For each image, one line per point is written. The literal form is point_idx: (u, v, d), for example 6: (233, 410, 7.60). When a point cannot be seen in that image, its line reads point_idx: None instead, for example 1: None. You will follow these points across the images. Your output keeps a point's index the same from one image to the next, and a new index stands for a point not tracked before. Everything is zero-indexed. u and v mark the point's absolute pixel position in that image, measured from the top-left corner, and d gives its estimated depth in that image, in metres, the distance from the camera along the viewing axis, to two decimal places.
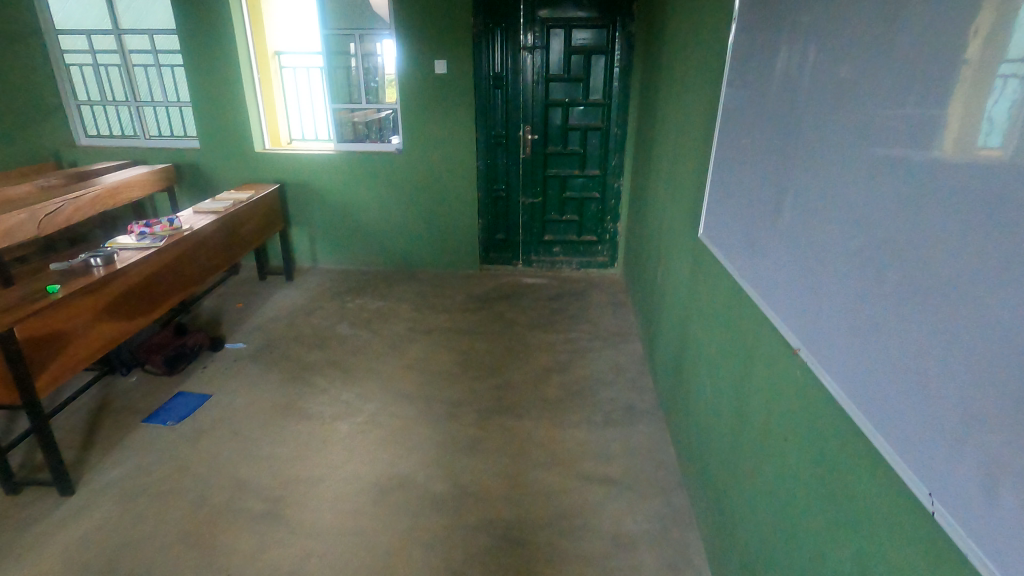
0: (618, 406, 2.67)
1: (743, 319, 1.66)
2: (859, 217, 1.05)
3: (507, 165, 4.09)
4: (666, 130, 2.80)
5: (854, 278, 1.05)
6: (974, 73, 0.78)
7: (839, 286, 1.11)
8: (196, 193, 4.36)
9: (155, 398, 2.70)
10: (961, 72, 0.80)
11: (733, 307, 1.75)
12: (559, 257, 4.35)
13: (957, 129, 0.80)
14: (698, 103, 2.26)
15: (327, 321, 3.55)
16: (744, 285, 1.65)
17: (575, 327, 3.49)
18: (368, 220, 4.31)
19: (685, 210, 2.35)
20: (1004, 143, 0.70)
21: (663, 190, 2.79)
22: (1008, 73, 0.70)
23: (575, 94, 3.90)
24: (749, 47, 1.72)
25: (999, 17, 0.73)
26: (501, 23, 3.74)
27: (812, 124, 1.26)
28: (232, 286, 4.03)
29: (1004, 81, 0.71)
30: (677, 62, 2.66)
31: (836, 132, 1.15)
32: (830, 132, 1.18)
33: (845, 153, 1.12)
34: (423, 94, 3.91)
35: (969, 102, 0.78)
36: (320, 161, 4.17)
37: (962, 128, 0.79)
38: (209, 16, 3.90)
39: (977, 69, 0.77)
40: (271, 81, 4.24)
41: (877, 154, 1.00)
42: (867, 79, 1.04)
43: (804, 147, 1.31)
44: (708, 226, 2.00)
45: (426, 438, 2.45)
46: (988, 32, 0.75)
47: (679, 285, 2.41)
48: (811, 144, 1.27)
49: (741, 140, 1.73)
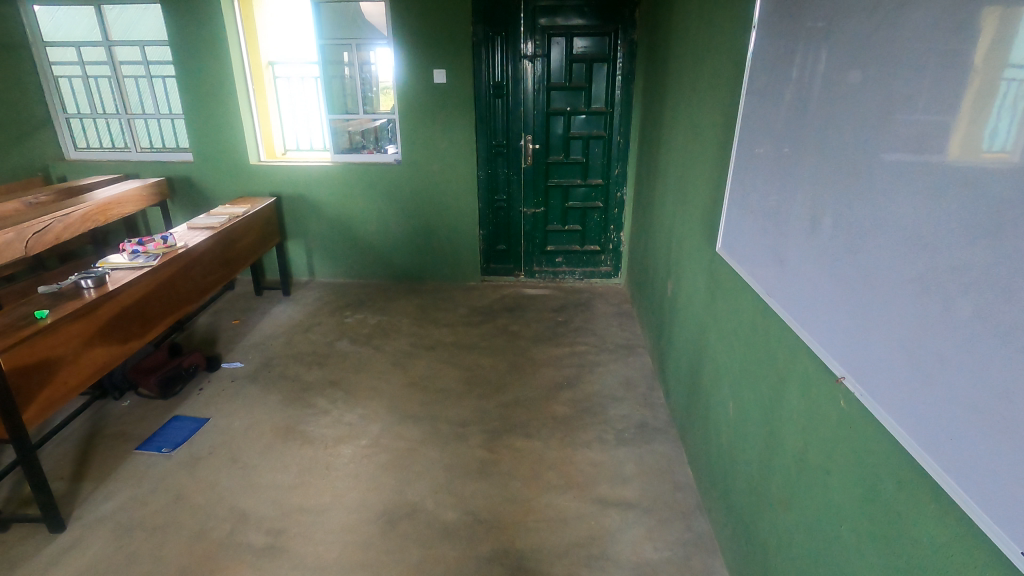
0: (630, 424, 2.60)
1: (767, 338, 1.59)
2: (909, 238, 0.94)
3: (508, 175, 4.02)
4: (674, 139, 2.73)
5: (908, 305, 0.95)
6: (979, 80, 0.81)
7: (889, 311, 1.00)
8: (190, 207, 4.26)
9: (150, 423, 2.60)
10: (968, 79, 0.83)
11: (756, 325, 1.67)
12: (561, 267, 4.27)
13: (965, 131, 0.83)
14: (709, 112, 2.20)
15: (326, 337, 3.45)
16: (771, 304, 1.55)
17: (581, 341, 3.41)
18: (366, 232, 4.22)
19: (698, 221, 2.28)
20: (1014, 148, 0.73)
21: (673, 200, 2.73)
22: (1010, 78, 0.74)
23: (577, 103, 3.84)
24: (766, 53, 1.64)
25: (1000, 29, 0.77)
26: (501, 31, 3.68)
27: (846, 135, 1.17)
28: (227, 301, 3.93)
29: (1006, 86, 0.74)
30: (684, 70, 2.60)
31: (875, 143, 1.07)
32: (869, 144, 1.09)
33: (886, 167, 1.03)
34: (421, 104, 3.84)
35: (976, 108, 0.81)
36: (318, 173, 4.09)
37: (968, 133, 0.82)
38: (202, 26, 3.83)
39: (981, 76, 0.80)
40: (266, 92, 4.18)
41: (926, 169, 0.91)
42: (912, 89, 0.96)
43: (836, 159, 1.21)
44: (729, 241, 1.91)
45: (434, 461, 2.36)
46: (989, 42, 0.79)
47: (693, 299, 2.34)
48: (844, 156, 1.18)
49: (762, 151, 1.66)
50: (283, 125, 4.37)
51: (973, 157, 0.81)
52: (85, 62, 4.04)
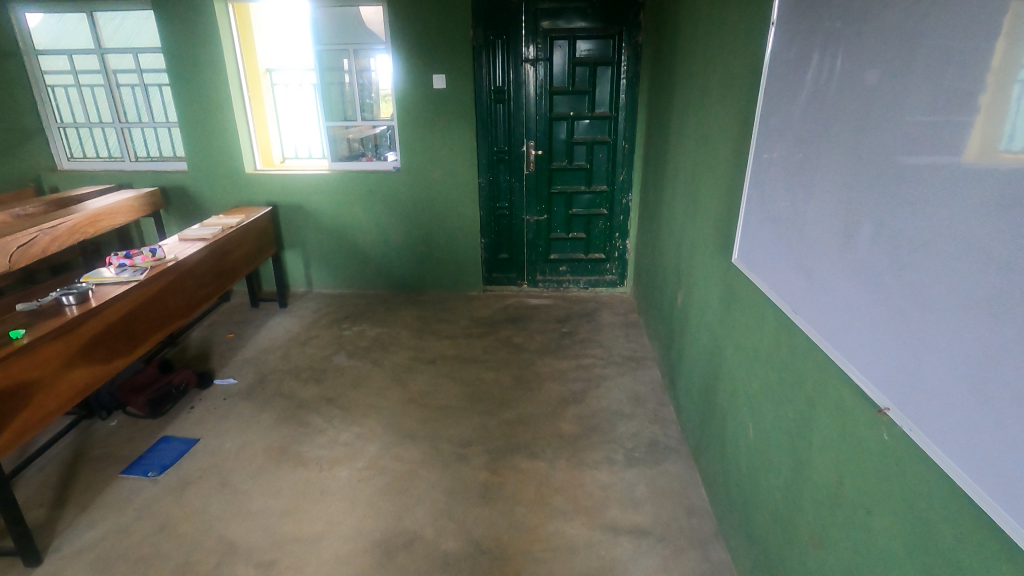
0: (640, 442, 2.47)
1: (792, 359, 1.47)
2: (964, 249, 0.84)
3: (510, 182, 3.91)
4: (683, 144, 2.62)
5: (965, 326, 0.84)
6: (999, 78, 0.78)
7: (940, 331, 0.89)
8: (184, 217, 4.16)
9: (137, 445, 2.48)
10: (989, 78, 0.80)
11: (779, 344, 1.54)
12: (565, 276, 4.16)
13: (985, 131, 0.81)
14: (721, 115, 2.08)
15: (323, 351, 3.34)
16: (797, 321, 1.42)
17: (587, 353, 3.29)
18: (365, 242, 4.12)
19: (711, 230, 2.16)
20: None
21: (682, 208, 2.61)
22: None
23: (580, 107, 3.73)
24: (785, 53, 1.53)
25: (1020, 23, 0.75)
26: (502, 35, 3.58)
27: (881, 137, 1.07)
28: (223, 314, 3.82)
29: None
30: (693, 72, 2.49)
31: (914, 146, 0.97)
32: (907, 147, 0.99)
33: (929, 172, 0.93)
34: (420, 111, 3.75)
35: (995, 105, 0.79)
36: (315, 182, 3.99)
37: (989, 131, 0.80)
38: (195, 32, 3.74)
39: (1002, 72, 0.78)
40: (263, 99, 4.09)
41: (976, 174, 0.82)
42: (957, 86, 0.87)
43: (871, 164, 1.11)
44: (747, 252, 1.79)
45: (434, 485, 2.24)
46: (1010, 36, 0.76)
47: (706, 312, 2.22)
48: (879, 161, 1.08)
49: (782, 156, 1.53)
50: (281, 132, 4.29)
51: (1003, 158, 0.77)
52: (78, 71, 3.97)
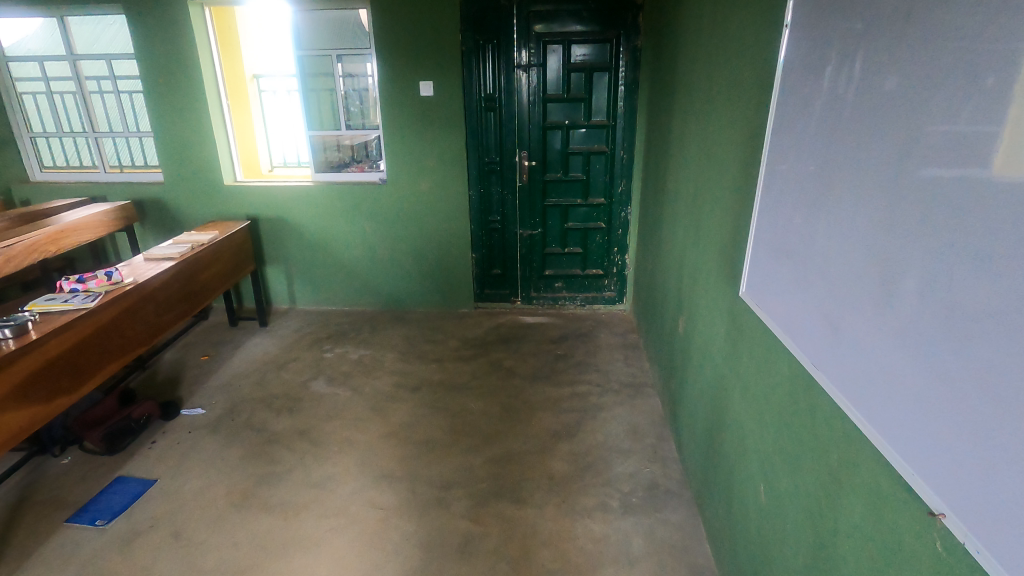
0: (638, 485, 2.25)
1: (813, 421, 1.24)
2: None
3: (502, 195, 3.71)
4: (685, 159, 2.40)
5: None
6: None
7: (1016, 426, 0.67)
8: (161, 231, 3.96)
9: (88, 487, 2.28)
10: None
11: (797, 400, 1.32)
12: (562, 293, 3.94)
13: None
14: (726, 129, 1.87)
15: (301, 376, 3.13)
16: (820, 378, 1.19)
17: (582, 379, 3.07)
18: (350, 257, 3.92)
19: (715, 255, 1.95)
20: None
21: (684, 228, 2.40)
22: None
23: (576, 116, 3.52)
24: (800, 59, 1.30)
25: None
26: (492, 39, 3.38)
27: (923, 164, 0.85)
28: (199, 334, 3.62)
29: None
30: (695, 79, 2.27)
31: (969, 176, 0.75)
32: (958, 179, 0.77)
33: (995, 212, 0.70)
34: (407, 119, 3.55)
35: None
36: (297, 194, 3.79)
37: None
38: (169, 36, 3.55)
39: None
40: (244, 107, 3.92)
41: None
42: None
43: (909, 197, 0.88)
44: (758, 288, 1.55)
45: (409, 537, 2.02)
46: None
47: (711, 347, 2.00)
48: (920, 194, 0.85)
49: (796, 180, 1.31)
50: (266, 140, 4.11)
51: None
52: (49, 78, 3.78)
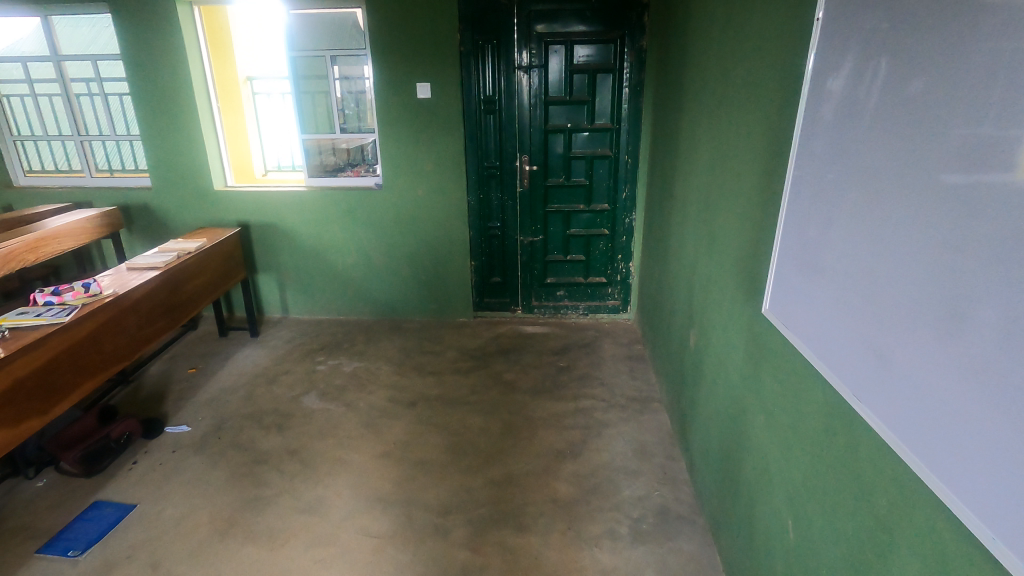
0: (648, 510, 2.12)
1: (855, 459, 1.11)
2: None
3: (502, 200, 3.58)
4: (696, 164, 2.28)
5: None
6: None
7: None
8: (149, 238, 3.83)
9: (63, 513, 2.14)
10: None
11: (837, 433, 1.18)
12: (564, 301, 3.81)
13: None
14: (742, 133, 1.74)
15: (292, 391, 3.00)
16: (863, 411, 1.06)
17: (586, 393, 2.94)
18: (345, 265, 3.79)
19: (732, 268, 1.82)
20: None
21: (695, 238, 2.27)
22: None
23: (578, 119, 3.40)
24: (831, 55, 1.16)
25: None
26: (492, 39, 3.26)
27: (993, 172, 0.72)
28: (187, 345, 3.48)
29: None
30: (707, 81, 2.15)
31: None
32: None
33: None
34: (403, 123, 3.42)
35: None
36: (290, 199, 3.66)
37: None
38: (156, 36, 3.42)
39: None
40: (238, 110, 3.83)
41: None
42: None
43: (975, 211, 0.75)
44: (785, 307, 1.42)
45: (404, 569, 1.89)
46: None
47: (727, 366, 1.87)
48: (993, 207, 0.72)
49: (829, 189, 1.18)
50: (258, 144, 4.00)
51: None
52: (33, 79, 3.65)
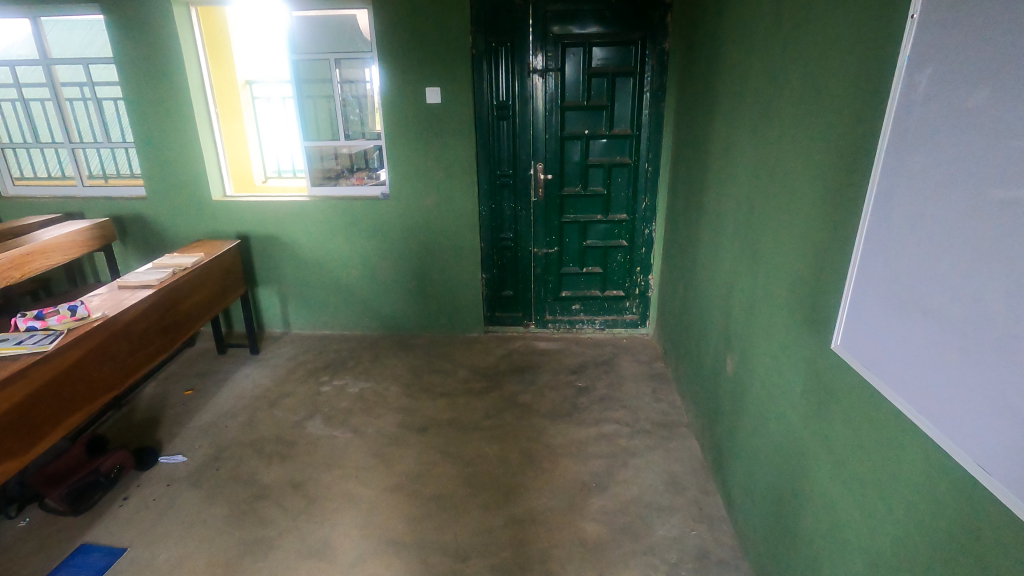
0: (687, 554, 1.95)
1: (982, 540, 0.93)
2: None
3: (515, 210, 3.41)
4: (734, 175, 2.10)
5: None
6: None
7: None
8: (144, 250, 3.65)
9: (45, 558, 1.95)
10: None
11: (948, 505, 1.01)
12: (579, 315, 3.64)
13: None
14: (798, 144, 1.57)
15: (295, 415, 2.82)
16: (998, 486, 0.88)
17: (608, 417, 2.76)
18: (349, 278, 3.61)
19: (785, 293, 1.64)
20: None
21: (734, 256, 2.10)
22: None
23: (596, 125, 3.23)
24: (937, 61, 0.99)
25: None
26: (506, 41, 3.10)
27: None
28: (183, 364, 3.29)
29: None
30: (747, 86, 1.98)
31: None
32: None
33: None
34: (411, 129, 3.25)
35: None
36: (292, 210, 3.48)
37: None
38: (150, 38, 3.24)
39: None
40: (238, 114, 3.77)
41: None
42: None
43: None
44: (861, 343, 1.25)
45: None
46: None
47: (780, 400, 1.70)
48: None
49: (934, 218, 1.01)
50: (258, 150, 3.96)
51: None
52: (21, 84, 3.47)
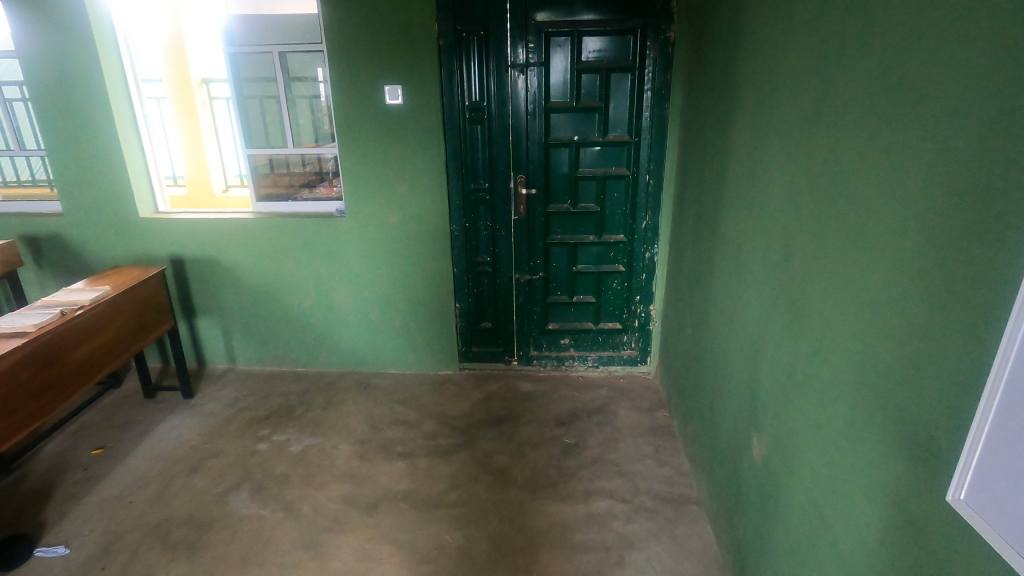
0: None
1: None
2: None
3: (493, 230, 2.90)
4: (765, 200, 1.59)
5: None
6: None
7: None
8: (65, 275, 3.14)
9: None
10: None
11: None
12: (569, 351, 3.13)
13: None
14: (871, 163, 1.06)
15: (220, 484, 2.31)
16: None
17: (602, 489, 2.25)
18: (302, 307, 3.10)
19: (850, 376, 1.14)
20: None
21: (765, 306, 1.59)
22: None
23: (587, 130, 2.73)
24: None
25: None
26: (479, 30, 2.59)
27: None
28: (101, 412, 2.79)
29: None
30: (783, 81, 1.47)
31: None
32: None
33: None
34: (369, 135, 2.74)
35: None
36: (232, 228, 2.98)
37: None
38: (58, 28, 2.73)
39: None
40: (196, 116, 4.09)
41: None
42: None
43: None
44: (1013, 516, 0.72)
45: None
46: None
47: (839, 530, 1.18)
48: None
49: None
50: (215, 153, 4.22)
51: None
52: None
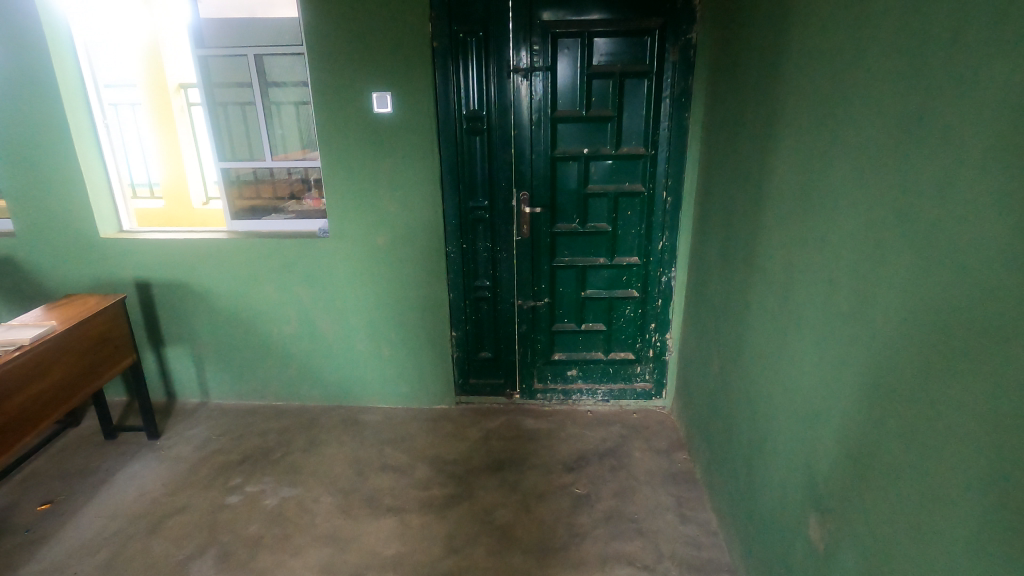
0: None
1: None
2: None
3: (492, 252, 2.63)
4: (825, 234, 1.32)
5: None
6: None
7: None
8: (19, 301, 2.84)
9: None
10: None
11: None
12: (576, 383, 2.85)
13: None
14: (1008, 204, 0.79)
15: (180, 549, 2.01)
16: None
17: (618, 554, 1.97)
18: (282, 336, 2.81)
19: (969, 481, 0.86)
20: None
21: (825, 361, 1.32)
22: None
23: (597, 142, 2.45)
24: None
25: None
26: (477, 31, 2.31)
27: None
28: (53, 458, 2.49)
29: None
30: (853, 90, 1.20)
31: None
32: None
33: None
34: (355, 148, 2.46)
35: None
36: (204, 249, 2.69)
37: None
38: (3, 28, 2.43)
39: None
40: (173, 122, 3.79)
41: None
42: None
43: None
44: None
45: None
46: None
47: None
48: None
49: None
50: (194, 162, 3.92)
51: None
52: None
